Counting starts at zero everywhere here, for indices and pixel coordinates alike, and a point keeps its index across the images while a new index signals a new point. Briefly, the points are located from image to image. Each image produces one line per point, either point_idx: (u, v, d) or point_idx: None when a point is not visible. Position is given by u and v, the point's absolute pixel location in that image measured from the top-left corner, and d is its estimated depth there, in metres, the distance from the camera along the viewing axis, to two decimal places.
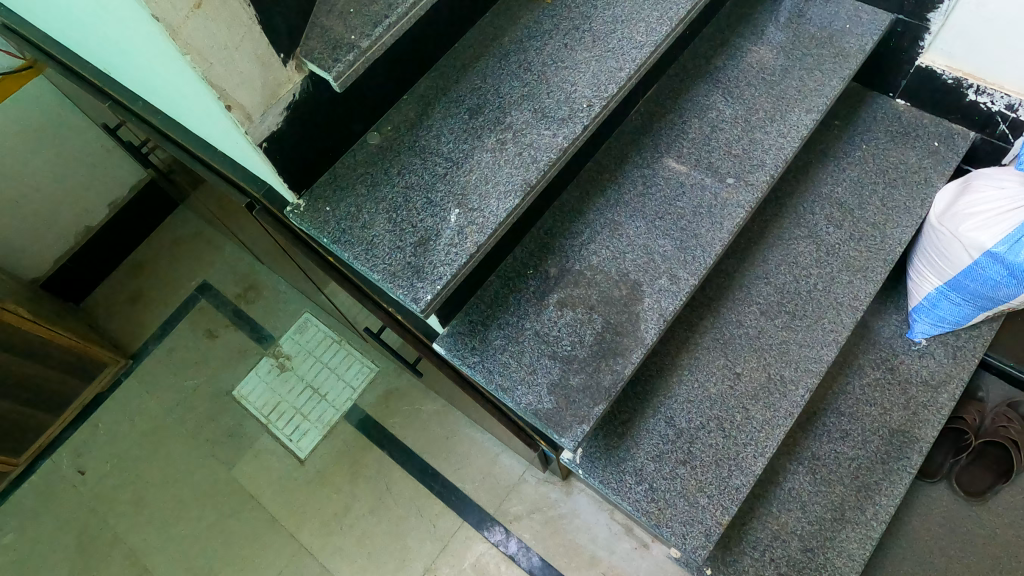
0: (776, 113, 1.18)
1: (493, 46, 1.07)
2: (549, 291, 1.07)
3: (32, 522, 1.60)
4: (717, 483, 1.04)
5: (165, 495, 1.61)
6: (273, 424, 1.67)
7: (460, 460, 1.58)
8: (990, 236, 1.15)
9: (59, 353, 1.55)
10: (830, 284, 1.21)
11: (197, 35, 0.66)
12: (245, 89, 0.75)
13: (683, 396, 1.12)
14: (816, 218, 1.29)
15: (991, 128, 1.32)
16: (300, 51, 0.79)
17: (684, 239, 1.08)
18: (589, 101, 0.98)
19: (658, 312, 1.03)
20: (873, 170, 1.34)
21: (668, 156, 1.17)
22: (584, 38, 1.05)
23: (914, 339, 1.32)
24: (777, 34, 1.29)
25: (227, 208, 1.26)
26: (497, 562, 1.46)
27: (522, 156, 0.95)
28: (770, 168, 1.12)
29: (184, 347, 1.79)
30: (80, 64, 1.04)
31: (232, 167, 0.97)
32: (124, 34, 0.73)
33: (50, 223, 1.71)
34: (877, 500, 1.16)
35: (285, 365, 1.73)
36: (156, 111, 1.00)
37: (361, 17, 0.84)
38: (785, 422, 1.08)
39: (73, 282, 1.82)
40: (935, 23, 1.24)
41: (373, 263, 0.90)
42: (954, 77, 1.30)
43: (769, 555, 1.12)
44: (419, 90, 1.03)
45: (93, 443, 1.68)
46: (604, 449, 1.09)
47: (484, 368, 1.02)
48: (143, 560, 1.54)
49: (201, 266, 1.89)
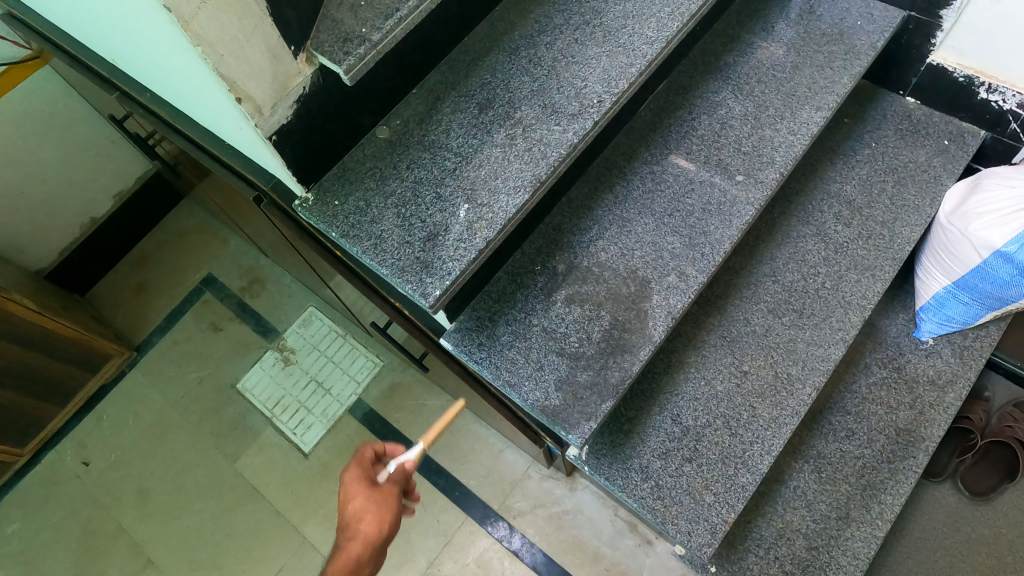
0: (786, 110, 1.17)
1: (503, 40, 1.06)
2: (556, 287, 1.07)
3: (36, 512, 1.61)
4: (724, 481, 1.04)
5: (169, 487, 1.61)
6: (276, 418, 1.67)
7: (465, 456, 1.58)
8: (999, 236, 1.14)
9: (65, 344, 1.55)
10: (839, 282, 1.20)
11: (208, 26, 0.66)
12: (256, 80, 0.75)
13: (689, 393, 1.12)
14: (825, 216, 1.28)
15: (1002, 127, 1.31)
16: (311, 43, 0.79)
17: (693, 236, 1.08)
18: (599, 97, 0.98)
19: (666, 310, 1.02)
20: (882, 168, 1.33)
21: (677, 154, 1.16)
22: (594, 33, 1.05)
23: (921, 338, 1.32)
24: (788, 31, 1.29)
25: (233, 200, 1.25)
26: (500, 557, 1.46)
27: (531, 152, 0.95)
28: (779, 165, 1.12)
29: (189, 339, 1.79)
30: (88, 54, 1.03)
31: (241, 160, 0.97)
32: (134, 23, 0.72)
33: (54, 215, 1.70)
34: (883, 498, 1.16)
35: (289, 358, 1.73)
36: (163, 103, 1.00)
37: (373, 10, 0.83)
38: (791, 420, 1.08)
39: (77, 274, 1.82)
40: (946, 20, 1.23)
41: (382, 258, 0.90)
42: (965, 75, 1.29)
43: (774, 553, 1.12)
44: (428, 84, 1.03)
45: (96, 434, 1.69)
46: (611, 446, 1.09)
47: (491, 364, 1.02)
48: (147, 551, 1.54)
49: (205, 258, 1.89)
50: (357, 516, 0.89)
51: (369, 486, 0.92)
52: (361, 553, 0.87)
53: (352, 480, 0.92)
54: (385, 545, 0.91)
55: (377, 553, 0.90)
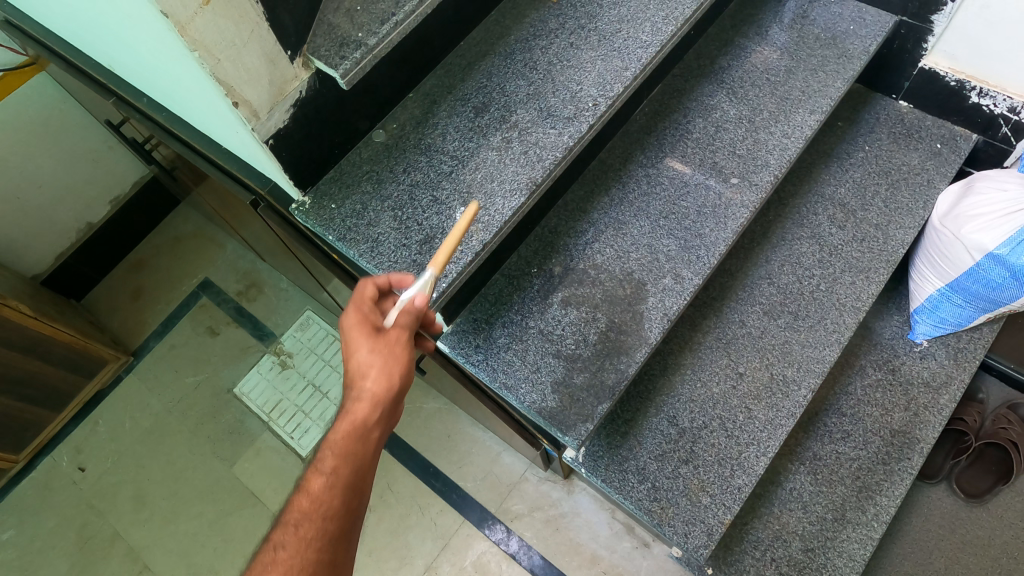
0: (780, 114, 1.18)
1: (499, 44, 1.07)
2: (553, 289, 1.07)
3: (32, 518, 1.60)
4: (720, 483, 1.04)
5: (165, 492, 1.61)
6: (273, 422, 1.66)
7: (462, 459, 1.58)
8: (991, 238, 1.15)
9: (60, 350, 1.55)
10: (833, 285, 1.21)
11: (205, 31, 0.66)
12: (252, 85, 0.75)
13: (685, 395, 1.12)
14: (819, 218, 1.29)
15: (993, 131, 1.32)
16: (306, 48, 0.79)
17: (688, 239, 1.08)
18: (594, 101, 0.99)
19: (661, 312, 1.03)
20: (876, 171, 1.34)
21: (672, 156, 1.17)
22: (589, 37, 1.06)
23: (915, 340, 1.32)
24: (781, 35, 1.30)
25: (230, 204, 1.26)
26: (497, 561, 1.46)
27: (527, 155, 0.96)
28: (773, 168, 1.13)
29: (186, 344, 1.79)
30: (85, 60, 1.04)
31: (237, 164, 0.97)
32: (131, 28, 0.72)
33: (50, 221, 1.71)
34: (878, 500, 1.16)
35: (286, 362, 1.73)
36: (160, 108, 1.00)
37: (369, 15, 0.84)
38: (787, 422, 1.08)
39: (74, 279, 1.81)
40: (937, 25, 1.24)
41: (378, 261, 0.90)
42: (956, 79, 1.30)
43: (770, 555, 1.12)
44: (424, 88, 1.03)
45: (92, 439, 1.68)
46: (607, 448, 1.09)
47: (488, 366, 1.02)
48: (143, 557, 1.54)
49: (201, 263, 1.89)
50: (363, 371, 0.79)
51: (372, 333, 0.80)
52: (369, 411, 0.79)
53: (352, 329, 0.80)
54: (400, 395, 0.82)
55: (390, 407, 0.81)
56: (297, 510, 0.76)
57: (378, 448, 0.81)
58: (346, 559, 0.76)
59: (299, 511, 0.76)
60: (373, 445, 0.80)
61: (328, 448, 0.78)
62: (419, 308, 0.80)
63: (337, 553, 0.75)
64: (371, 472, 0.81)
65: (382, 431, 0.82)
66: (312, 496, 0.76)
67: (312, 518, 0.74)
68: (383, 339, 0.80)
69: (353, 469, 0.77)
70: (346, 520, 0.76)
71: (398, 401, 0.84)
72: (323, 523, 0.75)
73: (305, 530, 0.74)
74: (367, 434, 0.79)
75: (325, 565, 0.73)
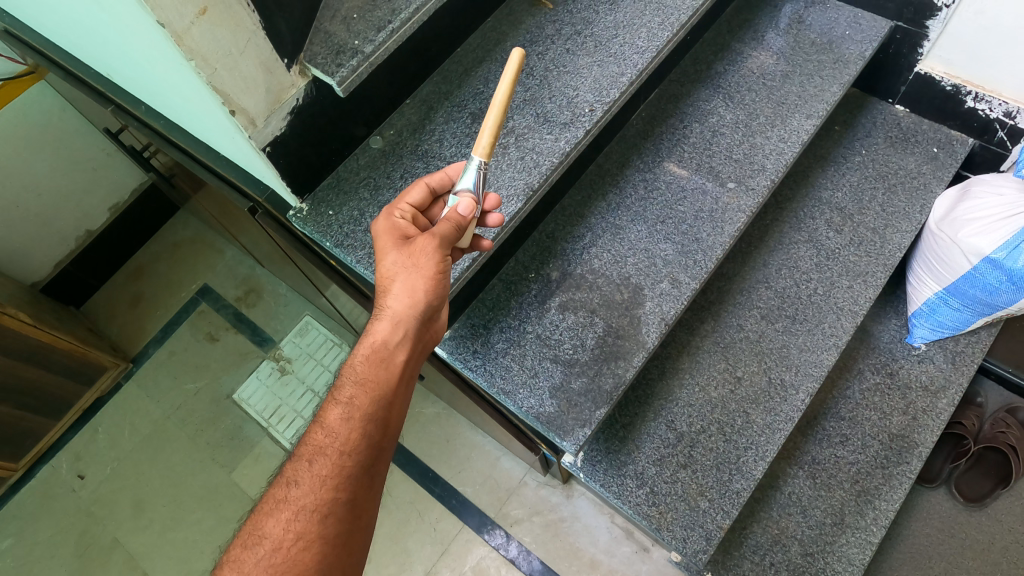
0: (776, 118, 1.19)
1: (496, 50, 1.08)
2: (550, 294, 1.08)
3: (31, 526, 1.60)
4: (718, 487, 1.04)
5: (165, 499, 1.61)
6: (273, 428, 1.67)
7: (462, 464, 1.58)
8: (988, 242, 1.15)
9: (59, 357, 1.54)
10: (831, 289, 1.21)
11: (200, 41, 0.66)
12: (249, 94, 0.75)
13: (683, 399, 1.12)
14: (816, 223, 1.29)
15: (989, 135, 1.33)
16: (303, 56, 0.80)
17: (685, 243, 1.09)
18: (591, 106, 0.99)
19: (658, 316, 1.03)
20: (873, 175, 1.35)
21: (669, 161, 1.17)
22: (585, 43, 1.06)
23: (913, 343, 1.33)
24: (777, 40, 1.30)
25: (228, 211, 1.26)
26: (496, 566, 1.45)
27: (523, 161, 0.96)
28: (770, 173, 1.13)
29: (185, 350, 1.79)
30: (82, 68, 1.04)
31: (235, 171, 0.97)
32: (128, 38, 0.73)
33: (50, 227, 1.72)
34: (877, 504, 1.16)
35: (286, 368, 1.73)
36: (157, 115, 1.00)
37: (365, 22, 0.84)
38: (785, 426, 1.08)
39: (73, 286, 1.80)
40: (933, 30, 1.25)
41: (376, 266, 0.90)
42: (952, 84, 1.30)
43: (770, 559, 1.12)
44: (421, 94, 1.04)
45: (92, 447, 1.68)
46: (606, 453, 1.09)
47: (485, 372, 1.02)
48: (143, 563, 1.54)
49: (201, 270, 1.86)
50: (386, 287, 0.79)
51: (399, 246, 0.79)
52: (390, 331, 0.80)
53: (380, 239, 0.81)
54: (425, 315, 0.81)
55: (414, 327, 0.81)
56: (312, 445, 0.78)
57: (403, 372, 0.82)
58: (368, 495, 0.78)
59: (313, 445, 0.78)
60: (397, 369, 0.81)
61: (350, 374, 0.81)
62: (461, 216, 0.77)
63: (355, 492, 0.76)
64: (397, 399, 0.82)
65: (407, 353, 0.82)
66: (328, 429, 0.78)
67: (327, 454, 0.76)
68: (407, 251, 0.79)
69: (371, 396, 0.79)
70: (365, 453, 0.78)
71: (427, 321, 0.83)
72: (337, 459, 0.76)
73: (318, 465, 0.76)
74: (389, 357, 0.81)
75: (340, 505, 0.75)
